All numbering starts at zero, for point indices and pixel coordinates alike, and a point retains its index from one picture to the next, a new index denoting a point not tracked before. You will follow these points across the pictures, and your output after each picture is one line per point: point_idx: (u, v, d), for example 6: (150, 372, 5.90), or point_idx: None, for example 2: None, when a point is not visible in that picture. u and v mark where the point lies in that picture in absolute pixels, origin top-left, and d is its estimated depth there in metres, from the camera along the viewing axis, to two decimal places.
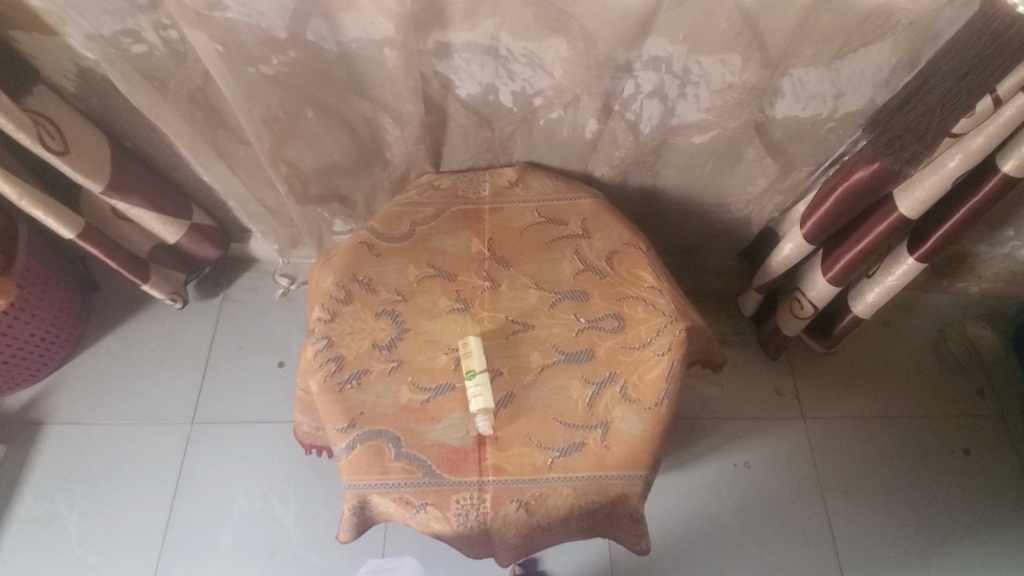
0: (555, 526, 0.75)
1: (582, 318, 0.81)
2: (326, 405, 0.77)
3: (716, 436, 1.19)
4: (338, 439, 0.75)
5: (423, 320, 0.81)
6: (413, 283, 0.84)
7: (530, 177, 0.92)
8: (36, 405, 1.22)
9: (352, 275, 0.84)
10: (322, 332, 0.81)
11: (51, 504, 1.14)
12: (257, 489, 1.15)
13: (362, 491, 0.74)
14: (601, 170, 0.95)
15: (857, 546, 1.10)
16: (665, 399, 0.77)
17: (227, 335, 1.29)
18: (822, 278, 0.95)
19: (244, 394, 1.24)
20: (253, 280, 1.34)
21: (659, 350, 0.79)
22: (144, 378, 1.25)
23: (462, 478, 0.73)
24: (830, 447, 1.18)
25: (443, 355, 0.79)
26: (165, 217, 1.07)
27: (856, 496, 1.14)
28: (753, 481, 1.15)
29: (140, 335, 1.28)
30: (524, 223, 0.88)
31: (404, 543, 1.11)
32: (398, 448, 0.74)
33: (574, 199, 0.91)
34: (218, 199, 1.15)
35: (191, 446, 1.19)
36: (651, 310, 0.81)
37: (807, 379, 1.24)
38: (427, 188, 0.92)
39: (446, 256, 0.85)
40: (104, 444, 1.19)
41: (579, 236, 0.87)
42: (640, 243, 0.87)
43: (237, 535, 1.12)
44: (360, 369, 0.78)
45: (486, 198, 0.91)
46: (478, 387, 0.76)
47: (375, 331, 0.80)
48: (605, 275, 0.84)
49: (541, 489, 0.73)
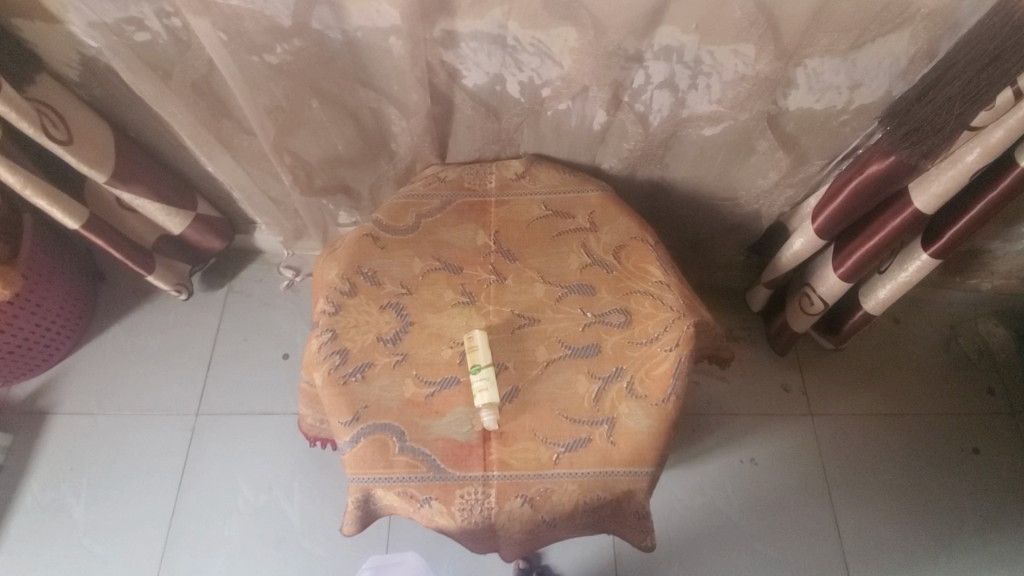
0: (563, 523, 0.73)
1: (589, 312, 0.81)
2: (332, 398, 0.77)
3: (723, 433, 1.18)
4: (343, 432, 0.75)
5: (428, 313, 0.81)
6: (418, 276, 0.83)
7: (537, 169, 0.91)
8: (42, 395, 1.22)
9: (357, 268, 0.84)
10: (328, 325, 0.81)
11: (57, 494, 1.14)
12: (262, 481, 1.16)
13: (366, 484, 0.73)
14: (610, 163, 0.93)
15: (865, 544, 1.10)
16: (673, 395, 0.77)
17: (232, 326, 1.29)
18: (832, 274, 0.93)
19: (248, 386, 1.23)
20: (257, 272, 1.34)
21: (668, 345, 0.79)
22: (150, 368, 1.25)
23: (467, 473, 0.73)
24: (837, 446, 1.17)
25: (448, 349, 0.79)
26: (169, 207, 1.07)
27: (864, 493, 1.14)
28: (760, 476, 1.15)
29: (144, 326, 1.28)
30: (531, 216, 0.88)
31: (408, 537, 1.11)
32: (402, 442, 0.74)
33: (582, 192, 0.90)
34: (222, 190, 1.14)
35: (196, 436, 1.19)
36: (659, 305, 0.81)
37: (815, 375, 1.23)
38: (433, 179, 0.91)
39: (453, 249, 0.85)
40: (110, 435, 1.19)
41: (587, 229, 0.87)
42: (647, 237, 0.87)
43: (242, 526, 1.12)
44: (365, 362, 0.78)
45: (493, 189, 0.90)
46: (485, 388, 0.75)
47: (380, 323, 0.80)
48: (612, 268, 0.84)
49: (546, 485, 0.72)
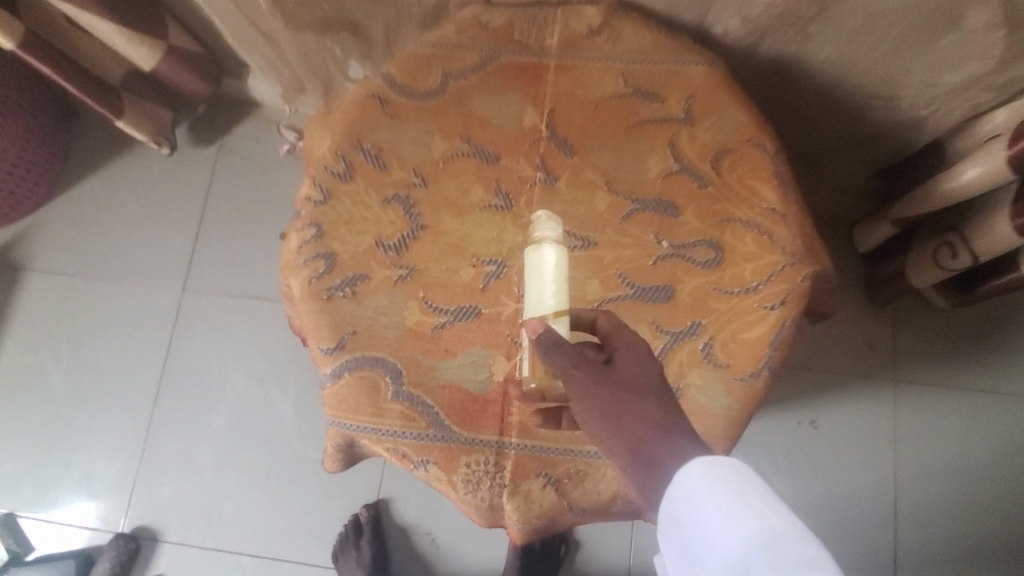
0: (591, 518, 0.56)
1: (665, 242, 0.59)
2: (312, 317, 0.59)
3: (784, 388, 1.00)
4: (323, 362, 0.58)
5: (448, 217, 0.60)
6: (438, 163, 0.61)
7: (621, 23, 0.63)
8: (14, 247, 1.08)
9: (356, 141, 0.61)
10: (312, 218, 0.60)
11: (35, 358, 1.05)
12: (253, 373, 1.03)
13: (347, 432, 0.57)
14: (727, 25, 0.64)
15: (921, 528, 0.96)
16: (766, 369, 0.57)
17: (224, 192, 1.09)
18: (1007, 224, 0.68)
19: (240, 263, 1.07)
20: (254, 129, 1.11)
21: (770, 301, 0.58)
22: (132, 230, 1.08)
23: (477, 436, 0.56)
24: (917, 422, 0.99)
25: (469, 269, 0.59)
26: (130, 33, 0.82)
27: (934, 477, 0.98)
28: (817, 442, 0.99)
29: (123, 180, 1.09)
30: (603, 92, 0.62)
31: (402, 477, 0.99)
32: (398, 386, 0.57)
33: (680, 63, 0.62)
34: (204, 17, 0.88)
35: (183, 313, 1.06)
36: (765, 244, 0.58)
37: (911, 336, 1.01)
38: (469, 23, 0.64)
39: (488, 129, 0.62)
40: (89, 300, 1.06)
41: (680, 120, 0.61)
42: (765, 139, 0.61)
43: (230, 417, 1.02)
44: (357, 274, 0.59)
45: (553, 47, 0.63)
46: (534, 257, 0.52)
47: (381, 224, 0.60)
48: (707, 183, 0.60)
49: (578, 465, 0.55)
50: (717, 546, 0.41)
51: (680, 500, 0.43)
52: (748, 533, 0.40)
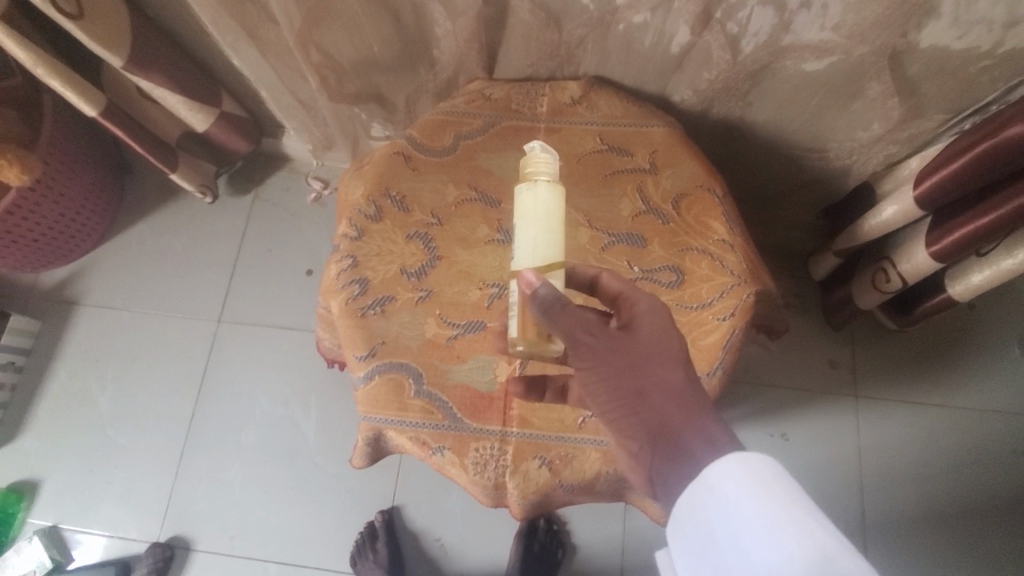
0: (579, 495, 0.67)
1: (636, 267, 0.73)
2: (348, 331, 0.71)
3: (756, 403, 1.12)
4: (357, 367, 0.70)
5: (458, 249, 0.74)
6: (451, 206, 0.76)
7: (597, 95, 0.79)
8: (70, 285, 1.21)
9: (384, 189, 0.76)
10: (349, 251, 0.74)
11: (83, 383, 1.17)
12: (280, 395, 1.15)
13: (377, 424, 0.69)
14: (682, 96, 0.80)
15: (888, 530, 1.05)
16: (720, 370, 0.69)
17: (258, 235, 1.24)
18: (923, 251, 0.82)
19: (270, 298, 1.20)
20: (285, 180, 1.27)
21: (722, 313, 0.70)
22: (175, 269, 1.22)
23: (484, 426, 0.68)
24: (877, 433, 1.10)
25: (477, 291, 0.73)
26: (192, 102, 0.98)
27: (897, 483, 1.07)
28: (789, 452, 1.09)
29: (169, 225, 1.24)
30: (584, 149, 0.77)
31: (413, 487, 1.09)
32: (419, 385, 0.69)
33: (645, 126, 0.78)
34: (251, 88, 1.05)
35: (218, 342, 1.18)
36: (717, 268, 0.72)
37: (867, 355, 1.13)
38: (476, 96, 0.80)
39: (491, 178, 0.76)
40: (134, 331, 1.19)
41: (646, 170, 0.76)
42: (715, 185, 0.76)
43: (258, 435, 1.13)
44: (385, 296, 0.72)
45: (544, 114, 0.79)
46: (528, 194, 0.57)
47: (405, 255, 0.74)
48: (669, 219, 0.74)
49: (568, 449, 0.67)
50: (755, 558, 0.45)
51: (715, 507, 0.48)
52: (785, 546, 0.44)
